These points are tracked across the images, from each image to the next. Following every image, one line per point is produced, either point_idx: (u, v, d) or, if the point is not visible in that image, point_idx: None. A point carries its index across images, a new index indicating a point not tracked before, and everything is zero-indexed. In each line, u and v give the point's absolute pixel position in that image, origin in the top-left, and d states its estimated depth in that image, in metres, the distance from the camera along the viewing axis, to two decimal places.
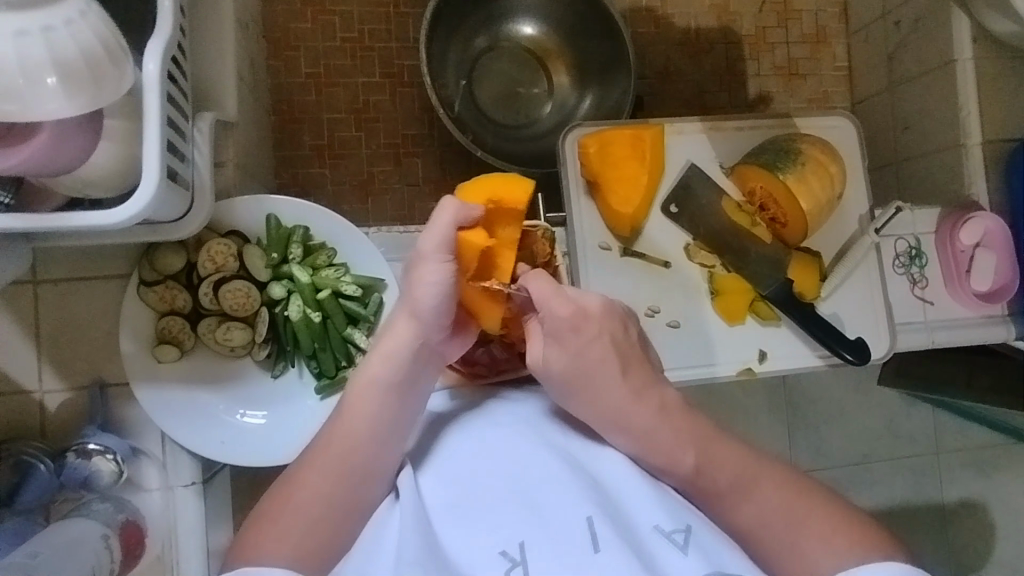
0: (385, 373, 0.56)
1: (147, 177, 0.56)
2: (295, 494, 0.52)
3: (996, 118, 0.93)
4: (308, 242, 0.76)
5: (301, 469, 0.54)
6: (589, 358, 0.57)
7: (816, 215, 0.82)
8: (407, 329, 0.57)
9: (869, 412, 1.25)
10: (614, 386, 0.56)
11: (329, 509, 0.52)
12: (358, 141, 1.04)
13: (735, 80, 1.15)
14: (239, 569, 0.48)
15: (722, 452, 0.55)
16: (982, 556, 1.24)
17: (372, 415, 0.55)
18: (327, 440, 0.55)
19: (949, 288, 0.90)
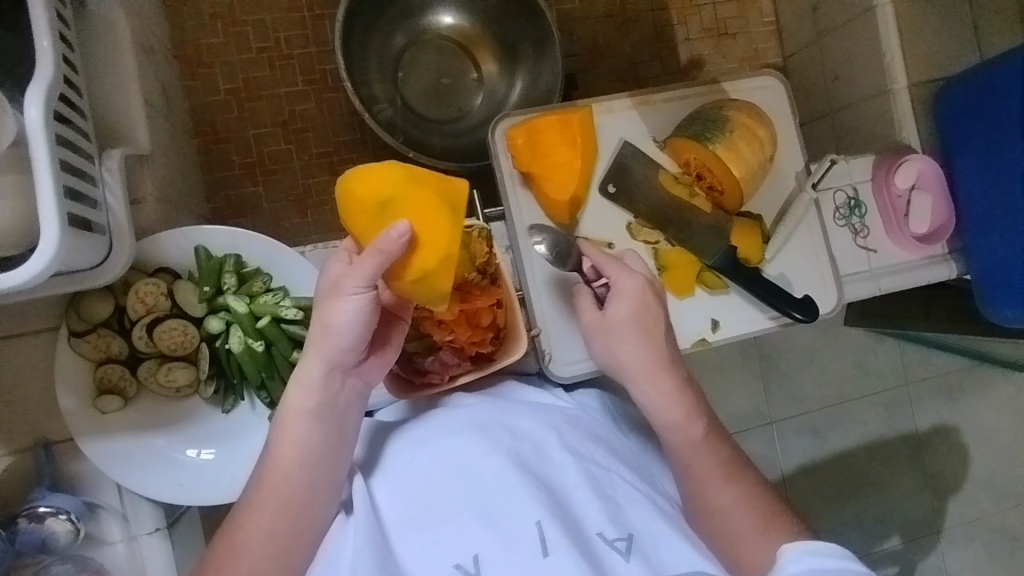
0: (306, 402, 0.55)
1: (47, 227, 0.53)
2: (239, 537, 0.52)
3: (920, 58, 0.94)
4: (242, 270, 0.74)
5: (235, 519, 0.53)
6: (630, 322, 0.63)
7: (751, 178, 0.82)
8: (321, 355, 0.55)
9: (834, 358, 1.28)
10: (643, 346, 0.63)
11: (278, 542, 0.53)
12: (289, 153, 1.01)
13: (665, 47, 1.14)
14: None
15: (686, 440, 0.61)
16: (956, 478, 1.29)
17: (299, 451, 0.54)
18: (262, 480, 0.54)
19: (890, 234, 0.91)
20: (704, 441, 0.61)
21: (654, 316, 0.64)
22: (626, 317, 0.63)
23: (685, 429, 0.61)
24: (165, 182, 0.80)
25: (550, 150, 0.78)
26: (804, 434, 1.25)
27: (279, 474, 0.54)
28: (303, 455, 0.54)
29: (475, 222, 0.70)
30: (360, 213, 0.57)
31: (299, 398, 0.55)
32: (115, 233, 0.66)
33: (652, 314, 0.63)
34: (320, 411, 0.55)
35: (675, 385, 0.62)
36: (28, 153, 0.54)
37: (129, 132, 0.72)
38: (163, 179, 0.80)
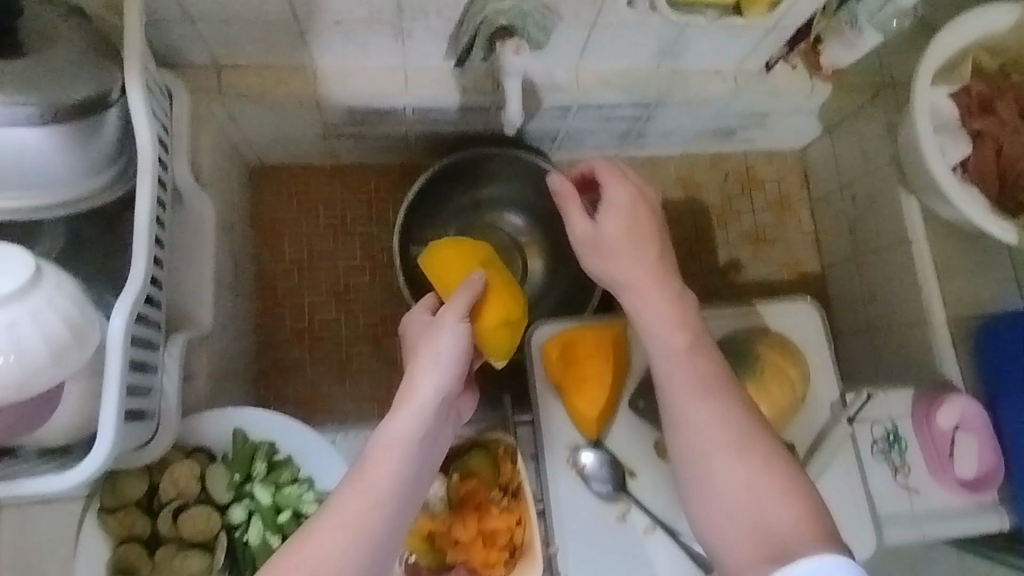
0: (403, 431, 0.56)
1: (105, 428, 0.57)
2: (314, 548, 0.49)
3: (959, 297, 0.95)
4: (273, 456, 0.76)
5: (304, 537, 0.50)
6: (625, 229, 0.72)
7: (782, 418, 0.82)
8: (428, 378, 0.59)
9: None
10: (662, 301, 0.68)
11: (352, 560, 0.49)
12: (337, 322, 1.07)
13: (704, 248, 1.19)
14: None
15: (696, 411, 0.61)
16: None
17: (391, 476, 0.54)
18: (347, 492, 0.53)
19: (933, 474, 0.87)
20: (715, 399, 0.61)
21: (684, 309, 0.68)
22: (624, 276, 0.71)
23: (698, 407, 0.61)
24: (220, 356, 0.85)
25: (580, 363, 0.80)
26: None
27: (364, 500, 0.52)
28: (392, 483, 0.53)
29: (503, 437, 0.74)
30: (450, 265, 0.76)
31: (400, 423, 0.57)
32: (164, 413, 0.70)
33: (680, 308, 0.68)
34: (416, 441, 0.56)
35: (693, 343, 0.65)
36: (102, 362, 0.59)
37: (195, 315, 0.78)
38: (218, 353, 0.85)
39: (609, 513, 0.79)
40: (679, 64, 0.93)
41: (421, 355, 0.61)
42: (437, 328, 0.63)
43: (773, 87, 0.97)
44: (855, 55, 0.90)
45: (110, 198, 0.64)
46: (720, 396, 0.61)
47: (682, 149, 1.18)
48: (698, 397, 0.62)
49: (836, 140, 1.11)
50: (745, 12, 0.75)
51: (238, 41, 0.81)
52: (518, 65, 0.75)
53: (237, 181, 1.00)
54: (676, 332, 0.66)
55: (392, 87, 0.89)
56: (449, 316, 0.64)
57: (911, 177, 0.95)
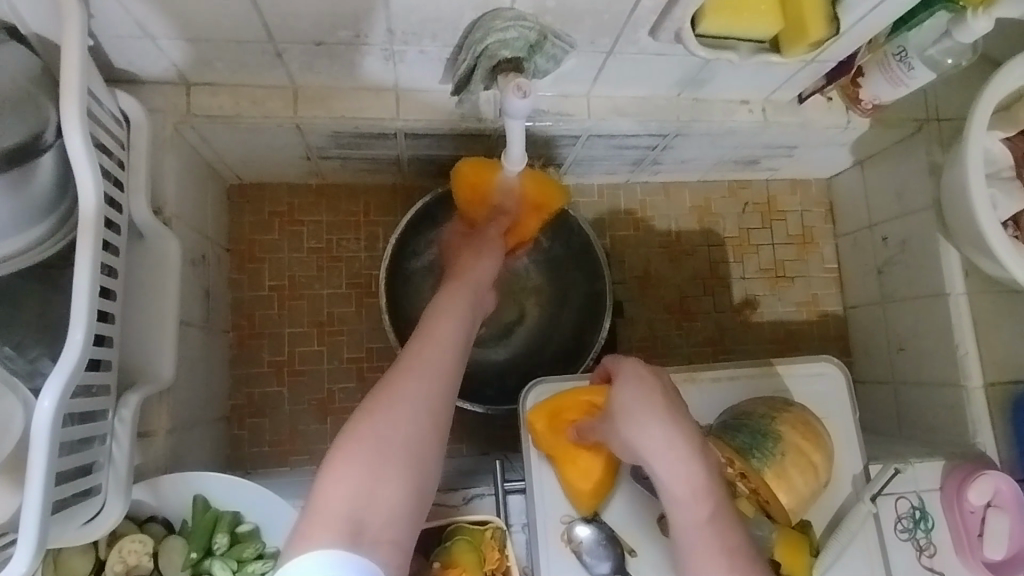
0: (458, 303, 0.69)
1: (28, 512, 0.50)
2: (407, 384, 0.59)
3: (1000, 359, 0.87)
4: (237, 528, 0.68)
5: (400, 374, 0.60)
6: (636, 379, 0.62)
7: (801, 509, 0.70)
8: (484, 268, 0.79)
9: None
10: (653, 415, 0.58)
11: (438, 391, 0.59)
12: (320, 356, 1.00)
13: (719, 283, 1.11)
14: (365, 447, 0.54)
15: (671, 491, 0.55)
16: None
17: (455, 333, 0.65)
18: (421, 342, 0.63)
19: (960, 556, 0.80)
20: (706, 511, 0.54)
21: (702, 464, 0.56)
22: (625, 406, 0.60)
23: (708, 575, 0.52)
24: (183, 406, 0.79)
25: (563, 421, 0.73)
26: None
27: (414, 387, 0.58)
28: (452, 340, 0.64)
29: (491, 519, 0.68)
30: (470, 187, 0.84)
31: (438, 330, 0.65)
32: (110, 482, 0.63)
33: (695, 460, 0.56)
34: (454, 335, 0.65)
35: (681, 454, 0.56)
36: (26, 451, 0.53)
37: (153, 368, 0.71)
38: (182, 402, 0.79)
39: None
40: (702, 93, 0.85)
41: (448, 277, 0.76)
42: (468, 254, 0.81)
43: (805, 120, 0.90)
44: (900, 92, 0.83)
45: (47, 252, 0.57)
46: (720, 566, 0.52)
47: (700, 176, 1.10)
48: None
49: (867, 173, 1.03)
50: (784, 51, 0.70)
51: (211, 62, 0.73)
52: (522, 109, 0.65)
53: (211, 204, 0.92)
54: (704, 510, 0.54)
55: (382, 112, 0.80)
56: (485, 246, 0.82)
57: (952, 225, 0.87)
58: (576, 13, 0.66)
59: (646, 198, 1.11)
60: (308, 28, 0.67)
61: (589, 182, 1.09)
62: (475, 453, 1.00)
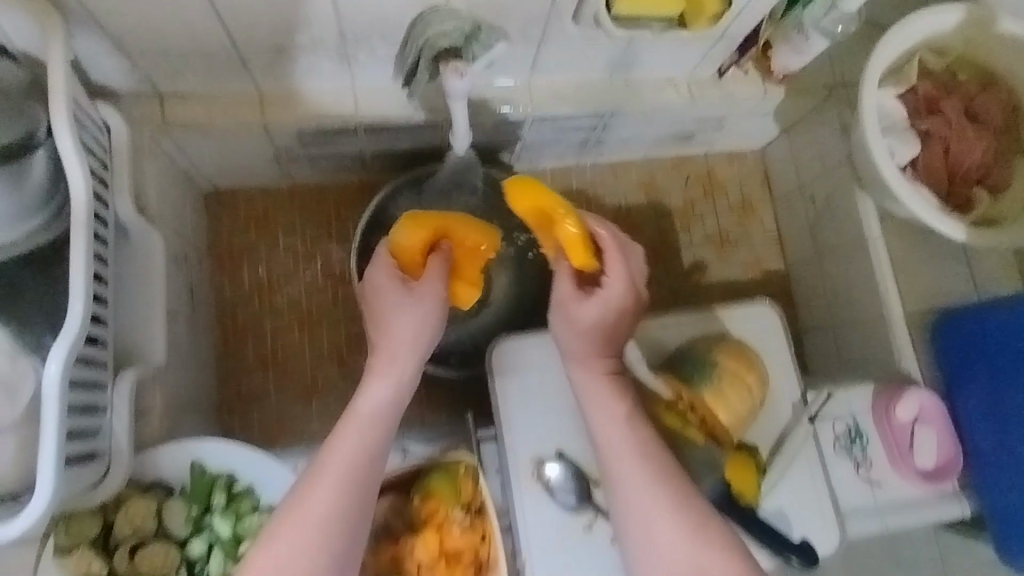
0: (385, 365, 0.71)
1: (44, 464, 0.56)
2: (328, 464, 0.65)
3: (917, 290, 0.97)
4: (232, 487, 0.75)
5: (324, 453, 0.66)
6: (585, 314, 0.75)
7: (740, 424, 0.81)
8: (419, 319, 0.72)
9: None
10: (594, 338, 0.76)
11: (358, 466, 0.65)
12: (302, 344, 1.06)
13: (669, 251, 1.20)
14: (283, 535, 0.60)
15: (593, 385, 0.75)
16: None
17: (373, 404, 0.69)
18: (347, 417, 0.69)
19: (894, 466, 0.89)
20: (614, 397, 0.74)
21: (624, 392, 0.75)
22: (590, 327, 0.75)
23: (642, 478, 0.69)
24: (177, 389, 0.86)
25: (551, 232, 0.77)
26: None
27: (334, 484, 0.63)
28: (372, 411, 0.69)
29: (463, 457, 0.74)
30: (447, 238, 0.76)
31: (382, 364, 0.71)
32: (111, 454, 0.69)
33: (623, 392, 0.75)
34: (382, 405, 0.70)
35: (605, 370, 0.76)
36: (36, 413, 0.60)
37: (147, 349, 0.78)
38: (175, 384, 0.85)
39: (575, 524, 0.80)
40: (629, 73, 0.95)
41: (395, 349, 0.72)
42: (410, 304, 0.72)
43: (725, 93, 1.00)
44: (802, 60, 0.94)
45: (42, 241, 0.65)
46: (642, 462, 0.70)
47: (643, 154, 1.19)
48: (636, 487, 0.69)
49: (793, 140, 1.14)
50: (690, 25, 0.79)
51: (182, 72, 0.81)
52: (461, 88, 0.74)
53: (190, 208, 1.00)
54: (632, 435, 0.72)
55: (342, 109, 0.88)
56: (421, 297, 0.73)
57: (863, 176, 0.96)
58: (504, 6, 0.75)
59: (596, 179, 1.20)
60: (268, 35, 0.75)
61: (541, 167, 1.18)
62: (455, 422, 1.07)
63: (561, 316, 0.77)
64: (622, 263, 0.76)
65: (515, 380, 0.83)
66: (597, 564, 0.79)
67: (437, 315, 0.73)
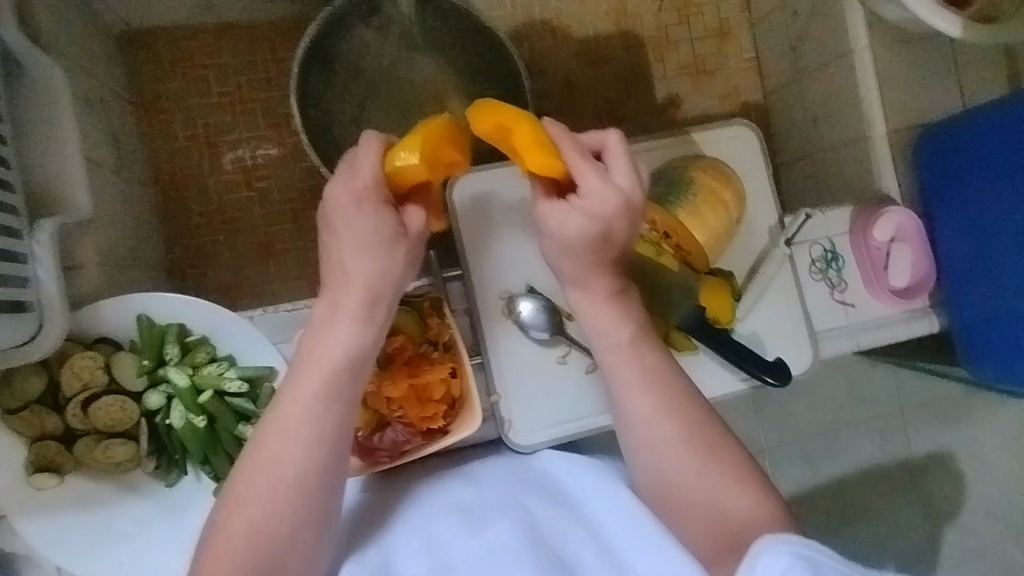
0: (347, 301, 0.57)
1: None
2: (285, 416, 0.54)
3: (903, 103, 0.91)
4: (185, 339, 0.70)
5: (282, 396, 0.56)
6: (572, 242, 0.59)
7: (716, 242, 0.78)
8: (371, 263, 0.57)
9: (829, 390, 1.20)
10: (581, 257, 0.60)
11: (319, 420, 0.55)
12: (250, 201, 0.99)
13: (642, 85, 1.12)
14: (237, 497, 0.53)
15: (599, 305, 0.61)
16: (954, 508, 1.20)
17: (337, 346, 0.56)
18: (305, 356, 0.57)
19: (868, 288, 0.88)
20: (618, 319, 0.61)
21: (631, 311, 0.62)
22: (583, 248, 0.59)
23: (666, 409, 0.58)
24: (112, 244, 0.79)
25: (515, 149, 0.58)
26: (798, 461, 1.19)
27: (294, 441, 0.54)
28: (335, 354, 0.56)
29: (427, 292, 0.73)
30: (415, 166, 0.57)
31: (340, 302, 0.57)
32: (44, 307, 0.64)
33: (629, 314, 0.61)
34: (343, 350, 0.56)
35: (611, 289, 0.61)
36: None
37: (67, 197, 0.70)
38: (109, 239, 0.78)
39: (550, 356, 0.78)
40: None
41: (343, 294, 0.57)
42: (372, 249, 0.57)
43: None
44: None
45: None
46: (664, 393, 0.58)
47: None
48: (661, 420, 0.58)
49: None
50: None
51: None
52: None
53: (99, 48, 0.87)
54: (648, 358, 0.60)
55: None
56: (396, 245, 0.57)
57: None
58: None
59: (560, 5, 1.08)
60: None
61: None
62: None
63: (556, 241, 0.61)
64: (605, 176, 0.57)
65: (481, 218, 0.78)
66: (572, 393, 0.78)
67: (417, 245, 0.60)
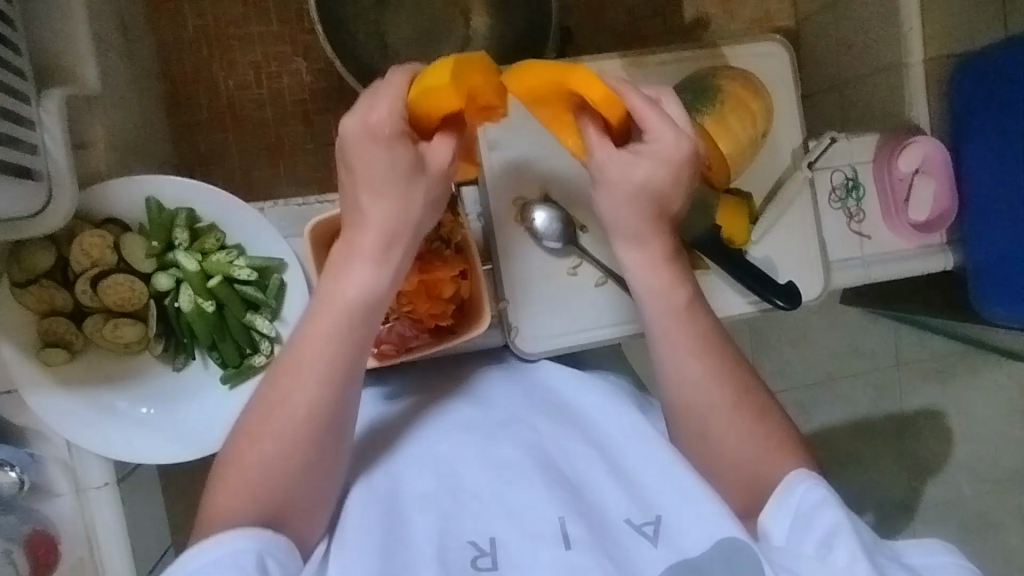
0: (367, 241, 0.53)
1: None
2: (299, 360, 0.52)
3: (943, 31, 0.88)
4: (195, 225, 0.70)
5: (296, 339, 0.53)
6: (618, 188, 0.55)
7: (740, 158, 0.75)
8: (405, 199, 0.53)
9: (833, 333, 1.19)
10: (643, 206, 0.56)
11: (333, 366, 0.52)
12: (260, 101, 0.96)
13: (670, 3, 1.07)
14: (248, 437, 0.52)
15: (649, 257, 0.57)
16: (943, 457, 1.22)
17: (355, 290, 0.53)
18: (321, 298, 0.54)
19: (886, 220, 0.86)
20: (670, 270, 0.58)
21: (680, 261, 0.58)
22: (639, 198, 0.55)
23: (703, 364, 0.56)
24: (120, 127, 0.77)
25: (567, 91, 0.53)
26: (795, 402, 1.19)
27: (307, 385, 0.52)
28: (353, 298, 0.53)
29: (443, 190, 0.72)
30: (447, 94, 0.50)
31: (358, 242, 0.53)
32: (54, 177, 0.63)
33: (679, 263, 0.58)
34: (363, 294, 0.53)
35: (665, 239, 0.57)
36: None
37: (75, 71, 0.68)
38: (117, 122, 0.76)
39: (559, 267, 0.77)
40: None
41: (379, 231, 0.52)
42: (396, 183, 0.52)
43: None
44: None
45: None
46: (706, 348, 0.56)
47: None
48: (699, 375, 0.56)
49: None
50: None
51: None
52: None
53: None
54: (691, 310, 0.57)
55: None
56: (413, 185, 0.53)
57: None
58: None
59: None
60: None
61: None
62: None
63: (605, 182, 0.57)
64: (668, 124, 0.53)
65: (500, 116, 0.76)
66: (579, 305, 0.77)
67: (439, 185, 0.55)
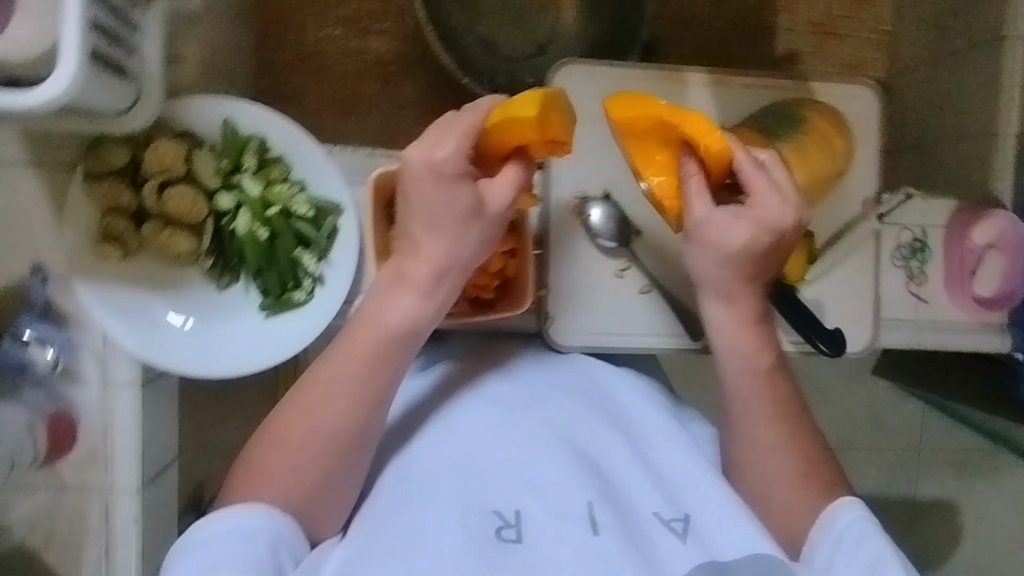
0: (420, 271, 0.54)
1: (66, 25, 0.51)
2: (333, 374, 0.54)
3: None
4: (264, 155, 0.72)
5: (334, 350, 0.55)
6: (710, 238, 0.56)
7: (814, 191, 0.74)
8: (469, 235, 0.54)
9: (865, 397, 1.16)
10: (735, 263, 0.56)
11: (365, 382, 0.54)
12: (345, 52, 0.98)
13: (763, 32, 1.06)
14: (279, 438, 0.54)
15: (725, 307, 0.59)
16: (956, 549, 1.17)
17: (398, 313, 0.55)
18: (363, 317, 0.55)
19: (948, 288, 0.83)
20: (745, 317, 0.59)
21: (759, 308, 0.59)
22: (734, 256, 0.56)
23: (758, 402, 0.58)
24: (212, 50, 0.79)
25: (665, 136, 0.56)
26: None
27: (339, 395, 0.54)
28: (395, 320, 0.55)
29: None
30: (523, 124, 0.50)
31: (408, 272, 0.54)
32: (143, 83, 0.65)
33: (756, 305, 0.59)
34: (407, 318, 0.55)
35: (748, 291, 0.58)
36: None
37: None
38: (211, 44, 0.79)
39: (607, 267, 0.76)
40: None
41: (463, 241, 0.54)
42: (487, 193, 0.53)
43: None
44: None
45: None
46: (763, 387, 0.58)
47: None
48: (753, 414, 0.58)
49: None
50: None
51: None
52: None
53: None
54: (753, 347, 0.59)
55: None
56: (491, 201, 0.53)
57: None
58: None
59: None
60: None
61: None
62: None
63: (691, 235, 0.57)
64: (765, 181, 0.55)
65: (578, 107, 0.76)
66: (618, 309, 0.76)
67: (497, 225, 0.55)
